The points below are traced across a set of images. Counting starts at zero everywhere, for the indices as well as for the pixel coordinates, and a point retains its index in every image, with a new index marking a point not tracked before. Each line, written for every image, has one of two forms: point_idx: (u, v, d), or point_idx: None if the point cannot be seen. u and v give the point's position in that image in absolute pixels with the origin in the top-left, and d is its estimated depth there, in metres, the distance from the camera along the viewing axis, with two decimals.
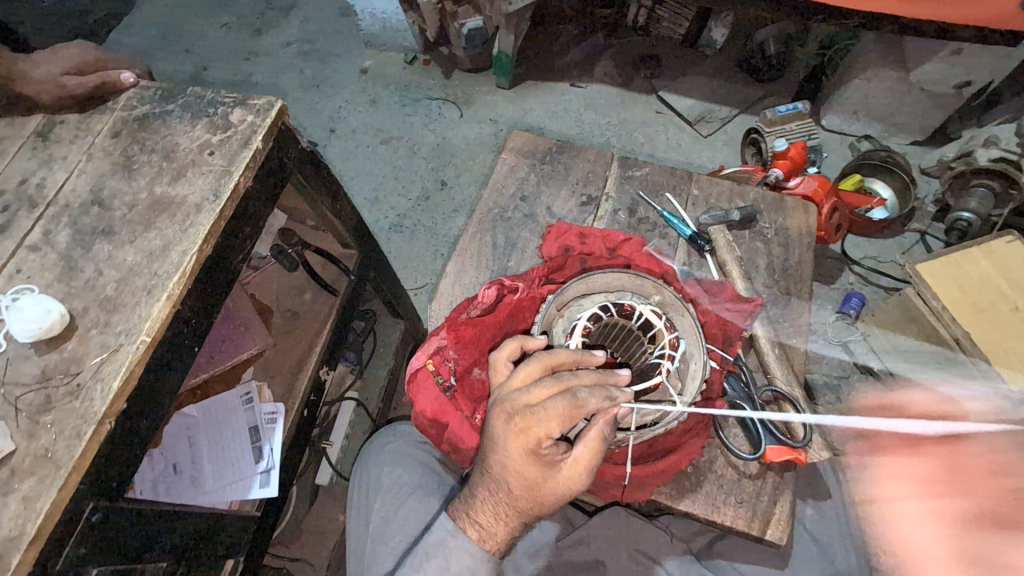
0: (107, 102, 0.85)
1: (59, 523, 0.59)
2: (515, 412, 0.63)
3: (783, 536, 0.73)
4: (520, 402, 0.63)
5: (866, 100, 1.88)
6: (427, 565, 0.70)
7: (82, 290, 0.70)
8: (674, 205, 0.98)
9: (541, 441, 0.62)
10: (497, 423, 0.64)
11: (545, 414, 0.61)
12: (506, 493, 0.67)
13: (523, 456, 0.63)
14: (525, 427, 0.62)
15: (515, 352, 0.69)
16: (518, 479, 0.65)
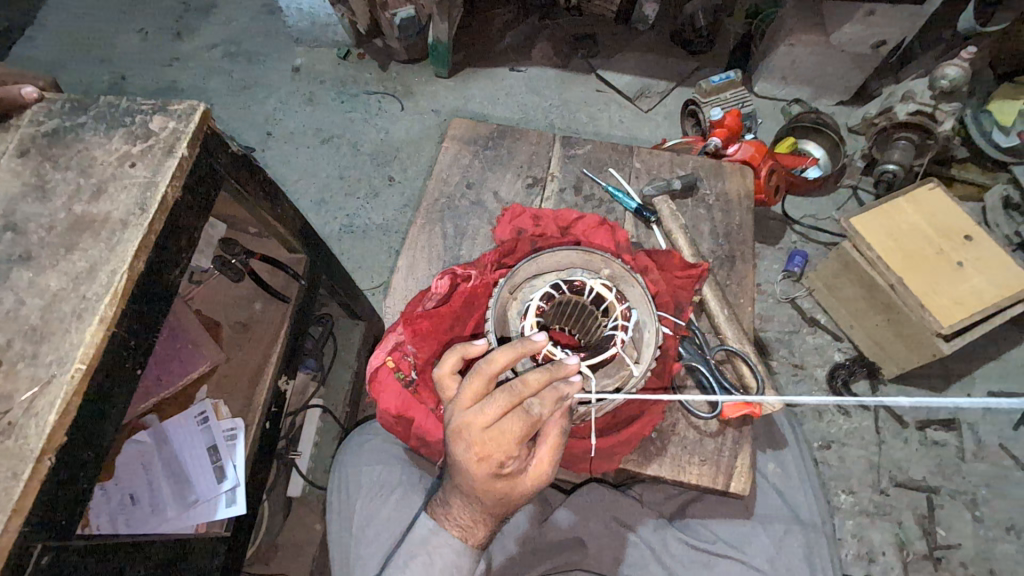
0: (10, 120, 0.79)
1: (4, 570, 0.56)
2: (474, 440, 0.61)
3: (746, 487, 0.76)
4: (475, 429, 0.61)
5: (793, 65, 1.95)
6: (413, 565, 0.71)
7: (3, 323, 0.66)
8: (619, 179, 0.99)
9: (505, 463, 0.62)
10: (456, 451, 0.63)
11: (502, 435, 0.60)
12: (478, 503, 0.68)
13: (491, 476, 0.63)
14: (486, 454, 0.61)
15: (457, 364, 0.64)
16: (489, 492, 0.65)
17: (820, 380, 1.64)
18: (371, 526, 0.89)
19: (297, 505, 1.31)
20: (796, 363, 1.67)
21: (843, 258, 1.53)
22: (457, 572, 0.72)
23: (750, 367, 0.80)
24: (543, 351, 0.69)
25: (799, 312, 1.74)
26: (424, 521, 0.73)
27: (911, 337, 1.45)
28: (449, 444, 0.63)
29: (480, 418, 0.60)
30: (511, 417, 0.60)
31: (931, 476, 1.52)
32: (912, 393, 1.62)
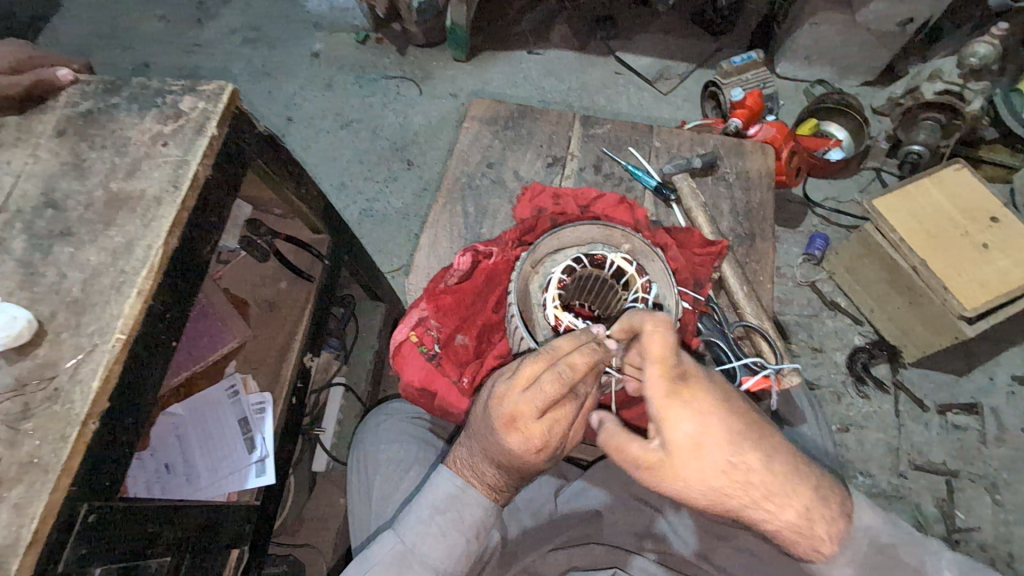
0: (47, 101, 0.82)
1: (55, 525, 0.59)
2: (531, 430, 0.66)
3: None
4: (532, 418, 0.66)
5: (816, 44, 1.91)
6: (439, 518, 0.73)
7: (47, 295, 0.69)
8: (639, 158, 0.99)
9: (555, 443, 0.69)
10: (511, 440, 0.67)
11: (558, 420, 0.67)
12: (515, 478, 0.74)
13: (538, 457, 0.69)
14: (541, 439, 0.67)
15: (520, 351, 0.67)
16: (530, 468, 0.71)
17: (839, 364, 1.63)
18: (391, 494, 0.91)
19: (321, 480, 1.34)
20: (815, 346, 1.66)
21: (865, 241, 1.52)
22: (483, 529, 0.75)
23: (768, 342, 0.81)
24: (564, 322, 0.69)
25: (819, 296, 1.72)
26: (450, 478, 0.75)
27: (933, 320, 1.44)
28: (503, 436, 0.67)
29: (533, 407, 0.65)
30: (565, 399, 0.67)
31: (952, 460, 1.51)
32: (934, 377, 1.60)
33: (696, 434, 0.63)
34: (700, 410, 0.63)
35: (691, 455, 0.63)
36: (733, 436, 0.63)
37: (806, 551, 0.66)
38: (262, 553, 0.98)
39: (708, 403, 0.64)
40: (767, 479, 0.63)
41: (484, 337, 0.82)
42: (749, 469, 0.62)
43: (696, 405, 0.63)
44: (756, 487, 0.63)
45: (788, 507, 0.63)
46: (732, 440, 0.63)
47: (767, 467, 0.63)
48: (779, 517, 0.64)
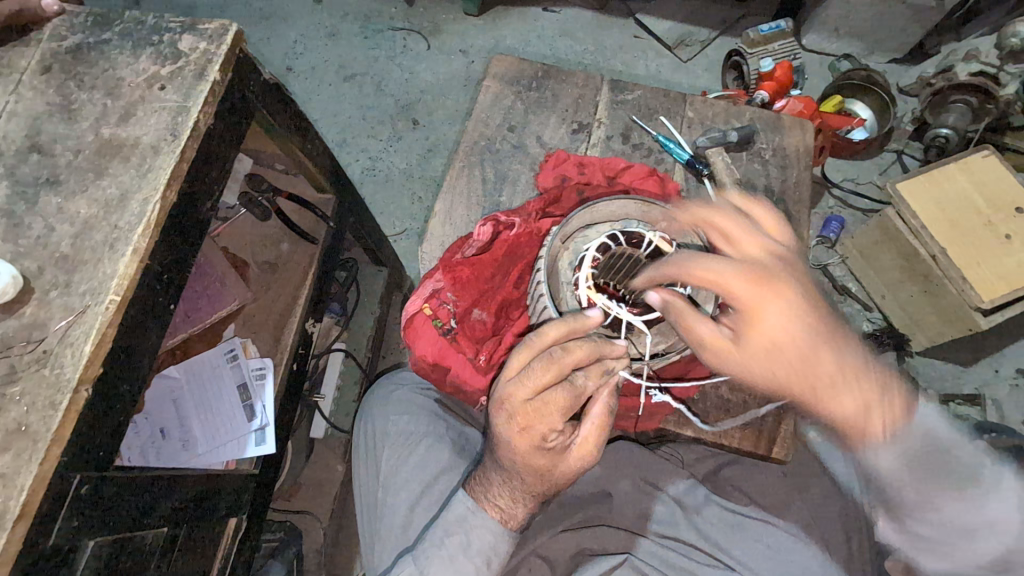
0: (30, 33, 0.74)
1: (46, 497, 0.55)
2: (515, 414, 0.61)
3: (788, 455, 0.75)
4: (516, 400, 0.61)
5: (848, 16, 1.82)
6: (448, 541, 0.70)
7: (33, 249, 0.63)
8: (667, 129, 0.93)
9: (547, 434, 0.62)
10: (498, 423, 0.63)
11: (548, 409, 0.61)
12: (517, 481, 0.68)
13: (530, 453, 0.63)
14: (527, 426, 0.61)
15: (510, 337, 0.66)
16: (529, 469, 0.65)
17: None
18: (398, 474, 0.89)
19: (320, 446, 1.32)
20: None
21: (884, 227, 1.47)
22: (495, 554, 0.71)
23: None
24: (598, 304, 0.65)
25: (830, 280, 1.69)
26: (462, 499, 0.72)
27: (946, 310, 1.42)
28: (493, 413, 0.63)
29: (521, 392, 0.60)
30: (558, 389, 0.61)
31: None
32: (939, 367, 1.59)
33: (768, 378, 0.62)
34: (786, 301, 0.61)
35: (763, 357, 0.62)
36: (812, 335, 0.61)
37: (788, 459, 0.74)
38: (260, 521, 0.96)
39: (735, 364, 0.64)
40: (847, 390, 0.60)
41: (502, 314, 0.78)
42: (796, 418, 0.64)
43: (776, 295, 0.61)
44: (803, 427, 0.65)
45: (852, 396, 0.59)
46: (813, 340, 0.60)
47: (836, 396, 0.60)
48: (847, 410, 0.60)
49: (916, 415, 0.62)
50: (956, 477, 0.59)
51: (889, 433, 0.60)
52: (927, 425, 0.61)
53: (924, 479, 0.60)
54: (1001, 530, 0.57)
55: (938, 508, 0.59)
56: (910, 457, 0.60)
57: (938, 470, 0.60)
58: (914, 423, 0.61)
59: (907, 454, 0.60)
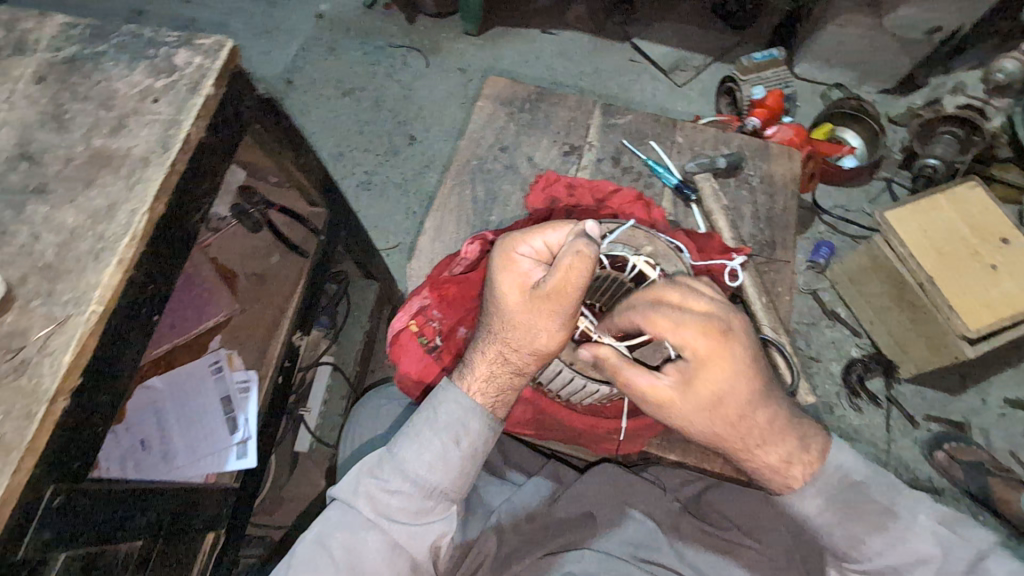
0: (28, 44, 0.74)
1: (16, 511, 0.54)
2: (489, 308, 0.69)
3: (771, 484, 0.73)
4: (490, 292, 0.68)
5: (839, 48, 1.88)
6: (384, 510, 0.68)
7: (17, 257, 0.63)
8: (738, 265, 0.79)
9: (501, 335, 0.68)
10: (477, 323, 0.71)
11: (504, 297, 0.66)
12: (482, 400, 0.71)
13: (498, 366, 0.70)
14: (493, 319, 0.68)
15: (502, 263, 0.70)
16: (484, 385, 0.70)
17: (834, 375, 1.62)
18: None
19: (304, 461, 1.30)
20: (812, 356, 1.65)
21: (873, 252, 1.48)
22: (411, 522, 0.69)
23: (783, 357, 0.77)
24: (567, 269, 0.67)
25: (819, 304, 1.70)
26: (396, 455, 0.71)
27: (935, 338, 1.41)
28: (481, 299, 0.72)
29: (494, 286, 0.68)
30: (513, 283, 0.66)
31: (938, 477, 1.51)
32: (928, 394, 1.60)
33: (715, 397, 0.63)
34: (730, 378, 0.63)
35: (705, 410, 0.65)
36: (744, 400, 0.65)
37: (777, 486, 0.73)
38: (238, 537, 0.94)
39: (739, 365, 0.63)
40: (761, 433, 0.68)
41: None
42: (748, 426, 0.67)
43: (728, 368, 0.62)
44: (753, 436, 0.68)
45: (772, 450, 0.70)
46: (746, 407, 0.66)
47: (765, 425, 0.68)
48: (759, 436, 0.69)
49: (830, 456, 0.73)
50: (870, 522, 0.71)
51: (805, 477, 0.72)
52: (859, 482, 0.72)
53: (846, 521, 0.72)
54: (889, 530, 0.71)
55: (864, 541, 0.71)
56: (829, 499, 0.72)
57: (854, 508, 0.72)
58: (826, 465, 0.72)
59: (835, 499, 0.72)
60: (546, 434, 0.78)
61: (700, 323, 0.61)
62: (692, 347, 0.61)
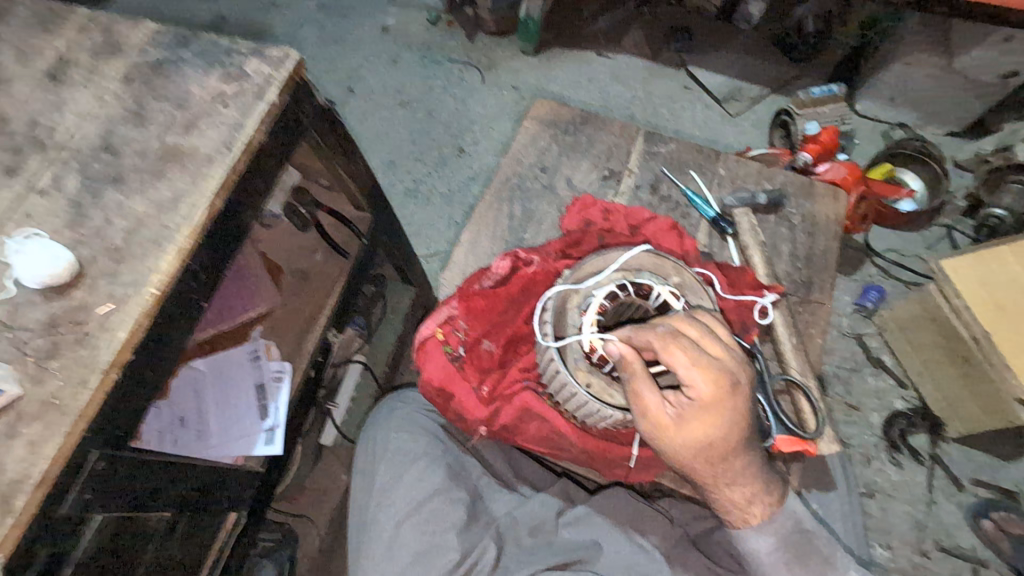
0: (120, 47, 0.82)
1: (64, 469, 0.59)
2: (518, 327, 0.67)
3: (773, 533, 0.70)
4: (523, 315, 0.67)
5: (904, 87, 1.83)
6: None
7: (90, 238, 0.69)
8: (769, 303, 0.79)
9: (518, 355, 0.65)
10: None
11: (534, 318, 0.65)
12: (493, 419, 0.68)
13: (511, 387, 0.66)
14: None
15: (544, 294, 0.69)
16: None
17: (874, 425, 1.55)
18: (390, 493, 0.87)
19: (328, 454, 1.35)
20: (851, 403, 1.58)
21: (925, 300, 1.41)
22: None
23: (809, 402, 0.76)
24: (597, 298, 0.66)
25: (864, 350, 1.63)
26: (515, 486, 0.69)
27: (988, 399, 1.32)
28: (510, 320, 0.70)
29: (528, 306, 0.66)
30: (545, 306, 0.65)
31: (982, 547, 1.41)
32: (976, 456, 1.51)
33: (707, 441, 0.61)
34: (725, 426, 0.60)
35: (693, 449, 0.61)
36: (727, 447, 0.62)
37: (734, 517, 0.71)
38: (258, 519, 0.99)
39: (735, 416, 0.60)
40: (733, 473, 0.66)
41: (511, 348, 0.80)
42: (725, 469, 0.64)
43: (724, 416, 0.60)
44: (726, 475, 0.66)
45: (737, 488, 0.67)
46: (729, 451, 0.63)
47: (741, 467, 0.65)
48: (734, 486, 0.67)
49: (785, 503, 0.71)
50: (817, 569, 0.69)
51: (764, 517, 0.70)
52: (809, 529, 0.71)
53: (794, 564, 0.69)
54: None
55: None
56: (783, 544, 0.70)
57: (805, 554, 0.70)
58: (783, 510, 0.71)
59: (788, 541, 0.70)
60: (559, 452, 0.78)
61: (714, 366, 0.58)
62: (698, 385, 0.58)
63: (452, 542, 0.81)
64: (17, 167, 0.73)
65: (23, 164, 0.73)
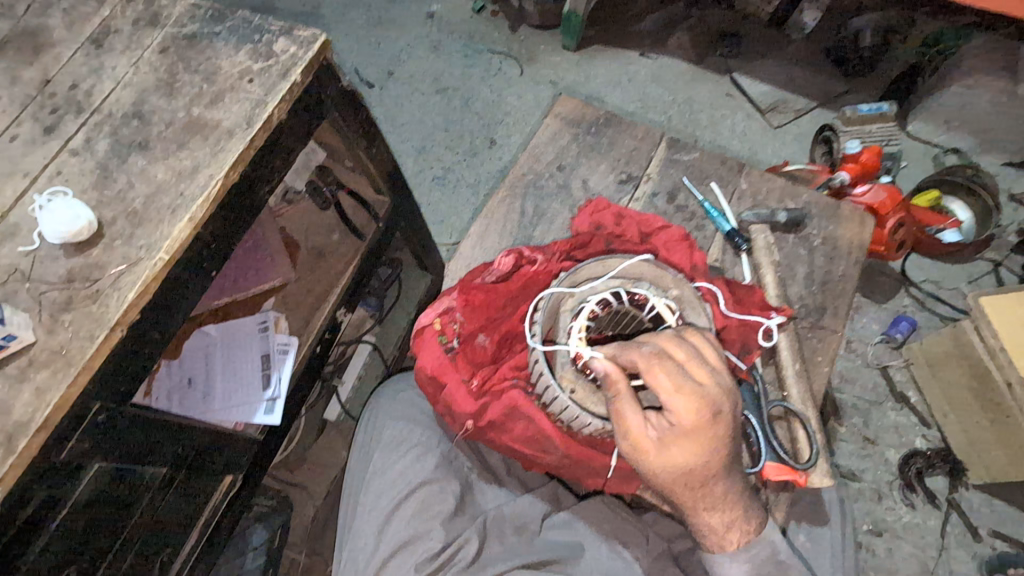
0: (160, 18, 0.85)
1: (66, 417, 0.63)
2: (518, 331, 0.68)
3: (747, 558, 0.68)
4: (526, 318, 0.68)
5: (962, 109, 1.71)
6: None
7: (112, 201, 0.72)
8: (775, 326, 0.76)
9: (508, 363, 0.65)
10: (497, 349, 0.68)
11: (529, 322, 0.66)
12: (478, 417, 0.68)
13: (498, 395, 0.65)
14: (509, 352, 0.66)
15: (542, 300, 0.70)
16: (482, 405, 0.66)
17: (890, 462, 1.49)
18: (382, 477, 0.89)
19: (331, 428, 1.38)
20: (867, 437, 1.51)
21: (957, 338, 1.33)
22: None
23: (806, 432, 0.73)
24: (591, 307, 0.65)
25: (887, 382, 1.56)
26: None
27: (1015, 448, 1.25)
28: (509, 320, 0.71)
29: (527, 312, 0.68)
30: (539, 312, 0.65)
31: None
32: (997, 507, 1.43)
33: (686, 469, 0.59)
34: (707, 456, 0.58)
35: (672, 476, 0.59)
36: (709, 476, 0.60)
37: (710, 541, 0.69)
38: (255, 484, 1.03)
39: (716, 445, 0.58)
40: (713, 499, 0.64)
41: (504, 344, 0.80)
42: (704, 495, 0.63)
43: (705, 446, 0.58)
44: (704, 501, 0.64)
45: (715, 514, 0.66)
46: (711, 479, 0.61)
47: (721, 494, 0.64)
48: (709, 514, 0.66)
49: (765, 533, 0.69)
50: None
51: (740, 543, 0.68)
52: (787, 561, 0.69)
53: None
54: None
55: None
56: (754, 568, 0.68)
57: None
58: (761, 538, 0.69)
59: (759, 566, 0.68)
60: (542, 454, 0.78)
61: (698, 391, 0.57)
62: (679, 411, 0.56)
63: (437, 531, 0.82)
64: (55, 127, 0.77)
65: (60, 125, 0.77)
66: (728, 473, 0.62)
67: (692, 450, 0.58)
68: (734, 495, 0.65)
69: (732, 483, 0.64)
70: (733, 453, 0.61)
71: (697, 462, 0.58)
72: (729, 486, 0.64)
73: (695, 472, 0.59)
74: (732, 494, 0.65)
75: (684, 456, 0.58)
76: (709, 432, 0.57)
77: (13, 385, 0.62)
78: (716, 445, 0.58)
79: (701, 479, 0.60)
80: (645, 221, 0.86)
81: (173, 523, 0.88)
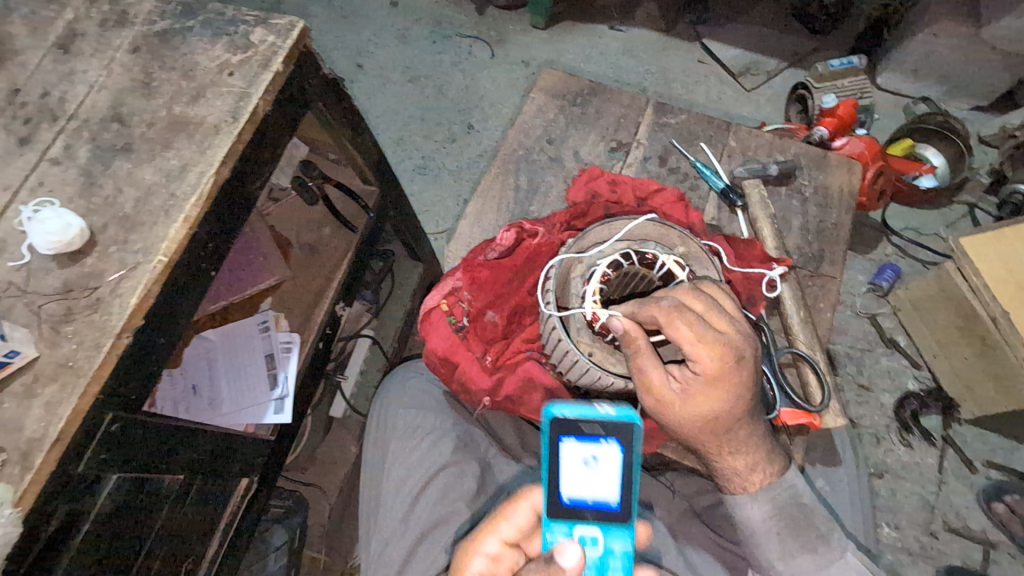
0: (127, 17, 0.82)
1: (81, 429, 0.61)
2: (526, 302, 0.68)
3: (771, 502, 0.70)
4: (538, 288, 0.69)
5: (928, 57, 1.75)
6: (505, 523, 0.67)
7: (101, 207, 0.70)
8: (778, 275, 0.78)
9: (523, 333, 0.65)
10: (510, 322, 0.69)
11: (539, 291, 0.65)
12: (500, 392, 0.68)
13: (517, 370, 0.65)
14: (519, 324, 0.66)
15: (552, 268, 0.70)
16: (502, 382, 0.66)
17: (886, 406, 1.53)
18: (400, 466, 0.88)
19: (338, 426, 1.38)
20: (862, 384, 1.56)
21: (942, 280, 1.37)
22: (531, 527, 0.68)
23: (816, 375, 0.75)
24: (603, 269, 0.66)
25: (877, 330, 1.61)
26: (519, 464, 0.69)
27: (1004, 380, 1.30)
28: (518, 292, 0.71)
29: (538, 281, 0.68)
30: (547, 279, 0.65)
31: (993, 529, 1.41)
32: (990, 438, 1.49)
33: (710, 415, 0.61)
34: (730, 400, 0.60)
35: (697, 424, 0.62)
36: (733, 420, 0.62)
37: (734, 483, 0.71)
38: (270, 485, 1.02)
39: (738, 389, 0.60)
40: (737, 441, 0.66)
41: (514, 318, 0.81)
42: (727, 439, 0.65)
43: (728, 391, 0.59)
44: (729, 445, 0.66)
45: (739, 457, 0.68)
46: (734, 423, 0.63)
47: (745, 436, 0.66)
48: (734, 457, 0.68)
49: (786, 476, 0.71)
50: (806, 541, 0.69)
51: (763, 485, 0.70)
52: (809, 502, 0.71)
53: (785, 532, 0.69)
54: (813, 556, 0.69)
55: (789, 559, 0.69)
56: (778, 512, 0.70)
57: (799, 526, 0.70)
58: (783, 481, 0.71)
59: (782, 510, 0.69)
60: None
61: (719, 339, 0.58)
62: (703, 360, 0.57)
63: (462, 512, 0.82)
64: (30, 137, 0.74)
65: (36, 134, 0.74)
66: (750, 415, 0.64)
67: (715, 396, 0.60)
68: (755, 437, 0.67)
69: (754, 425, 0.66)
70: (754, 396, 0.63)
71: (721, 407, 0.60)
72: (752, 428, 0.66)
73: (719, 418, 0.61)
74: (754, 436, 0.67)
75: (707, 402, 0.60)
76: (731, 378, 0.59)
77: (22, 402, 0.61)
78: (738, 389, 0.60)
79: (725, 423, 0.62)
80: (640, 185, 0.87)
81: (194, 531, 0.87)
